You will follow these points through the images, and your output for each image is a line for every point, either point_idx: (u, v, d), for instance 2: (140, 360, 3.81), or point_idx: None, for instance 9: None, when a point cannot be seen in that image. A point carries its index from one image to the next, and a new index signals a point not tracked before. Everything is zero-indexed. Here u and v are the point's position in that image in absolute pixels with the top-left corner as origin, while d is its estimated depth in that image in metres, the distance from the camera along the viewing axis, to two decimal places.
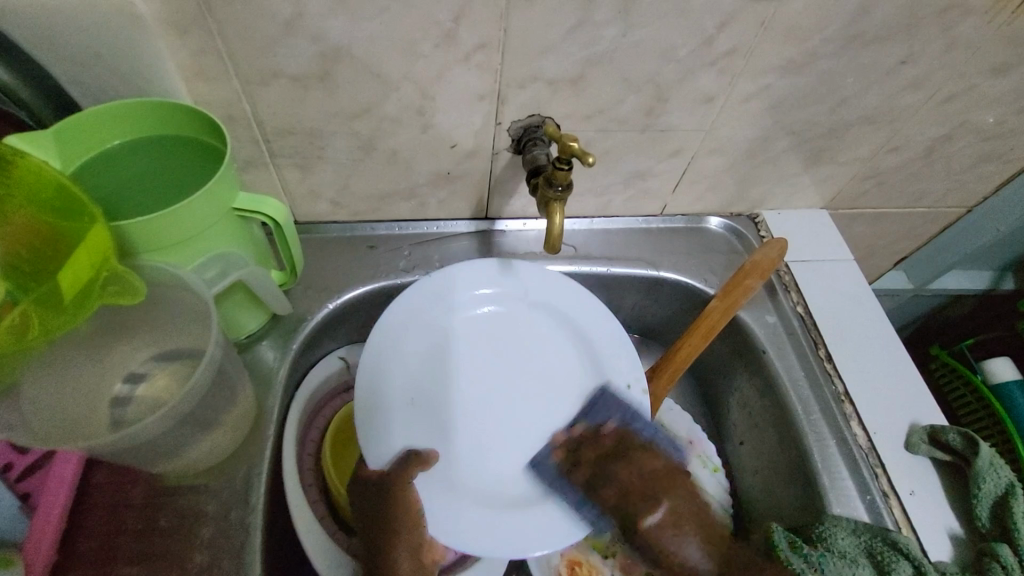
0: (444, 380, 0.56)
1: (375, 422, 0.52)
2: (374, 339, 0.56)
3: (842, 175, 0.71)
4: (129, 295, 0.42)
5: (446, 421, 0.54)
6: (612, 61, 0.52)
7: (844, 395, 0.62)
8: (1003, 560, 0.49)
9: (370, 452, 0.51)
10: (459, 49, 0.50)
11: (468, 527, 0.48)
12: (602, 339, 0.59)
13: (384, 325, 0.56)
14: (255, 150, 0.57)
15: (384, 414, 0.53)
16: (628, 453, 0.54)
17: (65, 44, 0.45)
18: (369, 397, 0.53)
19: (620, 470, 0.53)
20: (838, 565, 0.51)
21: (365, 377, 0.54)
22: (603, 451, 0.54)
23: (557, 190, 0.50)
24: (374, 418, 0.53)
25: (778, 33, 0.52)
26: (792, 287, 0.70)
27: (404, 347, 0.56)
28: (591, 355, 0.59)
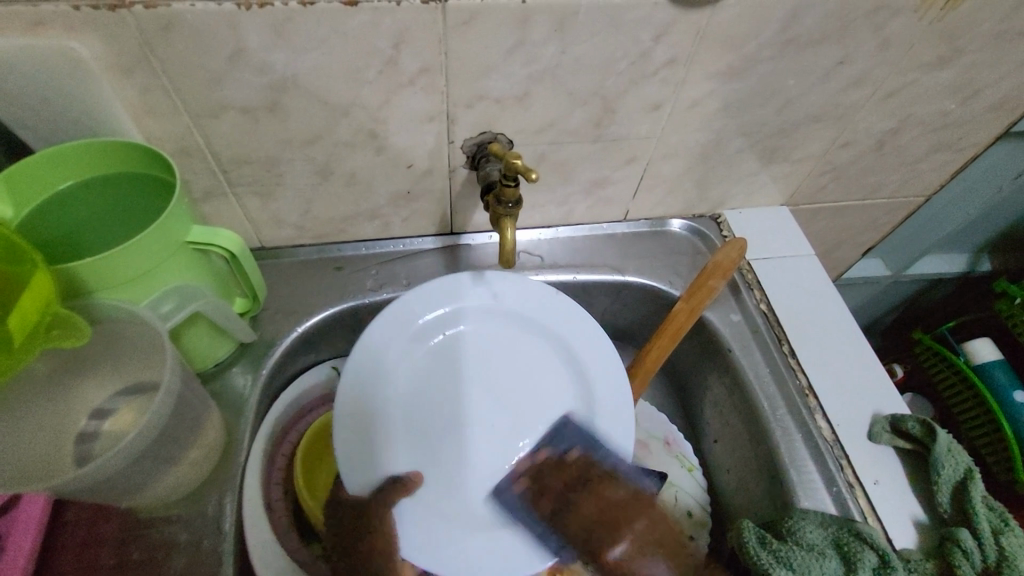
0: (430, 400, 0.56)
1: (360, 428, 0.53)
2: (370, 345, 0.57)
3: (797, 172, 0.73)
4: (72, 337, 0.42)
5: (435, 442, 0.54)
6: (555, 77, 0.53)
7: (809, 389, 0.63)
8: (963, 544, 0.50)
9: (346, 459, 0.52)
10: (403, 74, 0.51)
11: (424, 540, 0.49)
12: (596, 361, 0.59)
13: (382, 334, 0.58)
14: (213, 181, 0.58)
15: (370, 422, 0.54)
16: (594, 484, 0.52)
17: (12, 91, 0.45)
18: (358, 417, 0.54)
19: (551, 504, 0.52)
20: (805, 559, 0.51)
21: (358, 384, 0.55)
22: (556, 483, 0.53)
23: (507, 206, 0.51)
24: (360, 423, 0.54)
25: (715, 41, 0.53)
26: (755, 285, 0.71)
27: (391, 364, 0.57)
28: (577, 374, 0.59)
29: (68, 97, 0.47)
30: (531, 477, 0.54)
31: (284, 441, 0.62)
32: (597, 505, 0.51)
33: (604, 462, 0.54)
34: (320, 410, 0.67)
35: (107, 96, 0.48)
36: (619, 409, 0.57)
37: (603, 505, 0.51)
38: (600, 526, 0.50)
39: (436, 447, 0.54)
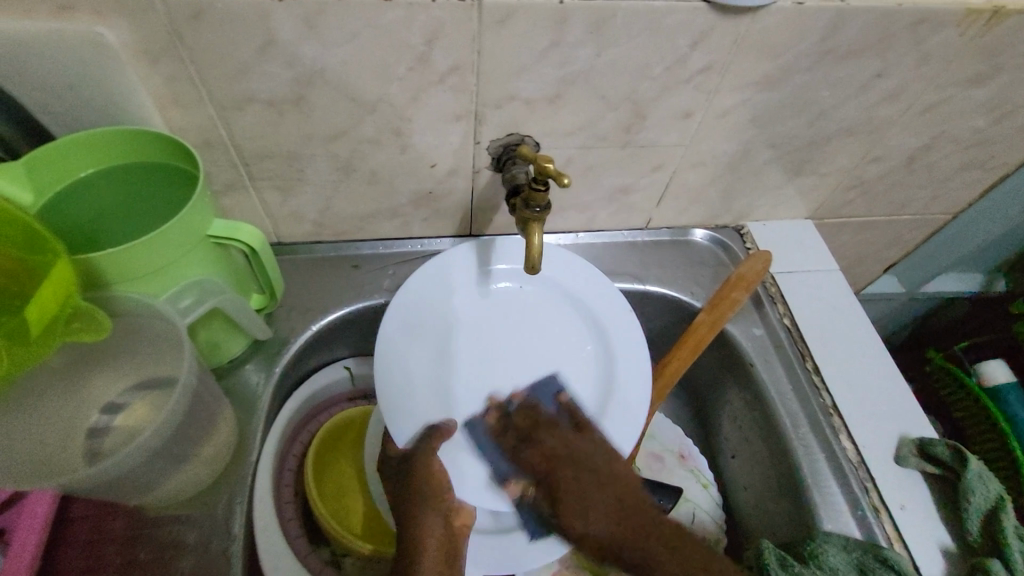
0: (458, 356, 0.58)
1: (395, 394, 0.55)
2: (391, 315, 0.57)
3: (825, 185, 0.71)
4: (93, 331, 0.41)
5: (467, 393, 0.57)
6: (587, 80, 0.52)
7: (833, 407, 0.61)
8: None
9: (393, 423, 0.54)
10: (433, 72, 0.50)
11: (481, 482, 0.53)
12: (610, 316, 0.61)
13: (401, 300, 0.57)
14: (235, 174, 0.57)
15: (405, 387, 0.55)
16: (574, 450, 0.48)
17: (37, 75, 0.44)
18: (391, 376, 0.55)
19: (551, 469, 0.48)
20: None
21: (384, 352, 0.55)
22: (535, 462, 0.49)
23: (535, 210, 0.50)
24: (394, 390, 0.55)
25: (752, 50, 0.52)
26: (778, 299, 0.69)
27: (419, 325, 0.58)
28: (594, 323, 0.61)
29: (92, 84, 0.46)
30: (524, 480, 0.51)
31: (294, 442, 0.62)
32: (583, 466, 0.47)
33: (627, 403, 0.58)
34: (331, 412, 0.66)
35: (133, 85, 0.47)
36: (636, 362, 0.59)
37: (569, 467, 0.47)
38: (567, 478, 0.47)
39: (466, 399, 0.57)
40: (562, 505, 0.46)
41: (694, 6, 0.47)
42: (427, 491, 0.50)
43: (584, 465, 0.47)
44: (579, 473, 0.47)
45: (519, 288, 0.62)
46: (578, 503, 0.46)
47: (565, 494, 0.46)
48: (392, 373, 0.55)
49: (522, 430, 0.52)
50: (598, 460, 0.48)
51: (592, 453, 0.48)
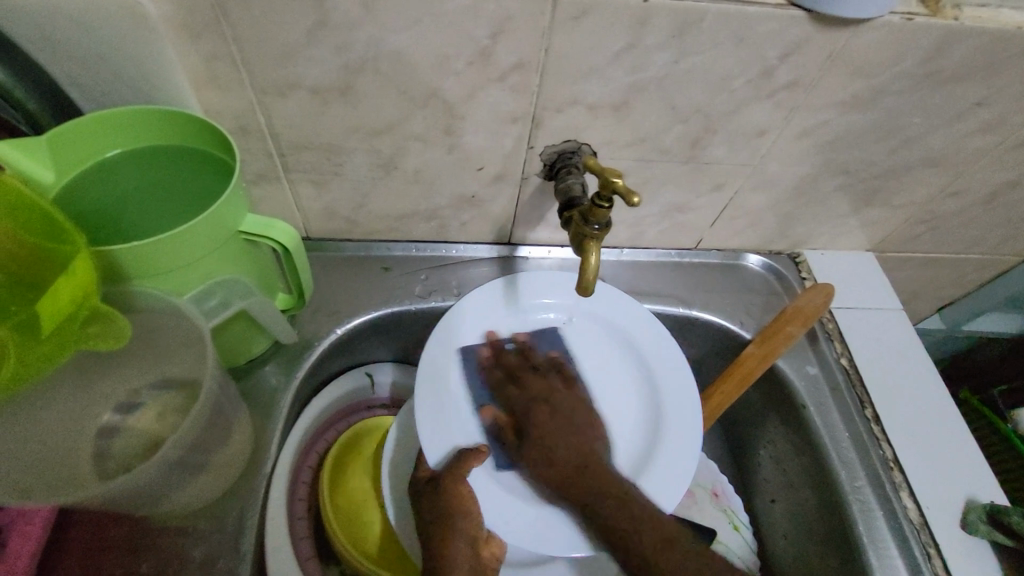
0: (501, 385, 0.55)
1: (433, 414, 0.52)
2: (437, 333, 0.55)
3: (894, 218, 0.66)
4: (110, 339, 0.37)
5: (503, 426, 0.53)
6: (659, 88, 0.48)
7: (893, 461, 0.57)
8: None
9: (428, 443, 0.51)
10: (494, 69, 0.46)
11: (511, 520, 0.50)
12: (660, 361, 0.57)
13: (449, 319, 0.56)
14: (268, 164, 0.53)
15: (443, 408, 0.52)
16: (557, 400, 0.55)
17: (66, 44, 0.41)
18: (429, 397, 0.52)
19: (540, 438, 0.53)
20: None
21: (427, 370, 0.53)
22: (514, 396, 0.55)
23: (594, 228, 0.45)
24: (433, 410, 0.52)
25: (844, 67, 0.47)
26: (835, 336, 0.64)
27: (462, 345, 0.56)
28: (643, 366, 0.57)
29: (126, 58, 0.42)
30: (498, 410, 0.54)
31: (311, 452, 0.58)
32: (561, 412, 0.55)
33: (671, 454, 0.53)
34: (352, 420, 0.63)
35: (170, 61, 0.43)
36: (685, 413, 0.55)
37: (547, 409, 0.55)
38: (552, 440, 0.53)
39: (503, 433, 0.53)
40: (567, 484, 0.51)
41: (791, 15, 0.43)
42: (461, 523, 0.49)
43: (558, 401, 0.55)
44: (557, 411, 0.55)
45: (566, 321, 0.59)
46: (576, 476, 0.51)
47: (550, 430, 0.54)
48: (430, 390, 0.52)
49: (516, 368, 0.56)
50: (572, 418, 0.55)
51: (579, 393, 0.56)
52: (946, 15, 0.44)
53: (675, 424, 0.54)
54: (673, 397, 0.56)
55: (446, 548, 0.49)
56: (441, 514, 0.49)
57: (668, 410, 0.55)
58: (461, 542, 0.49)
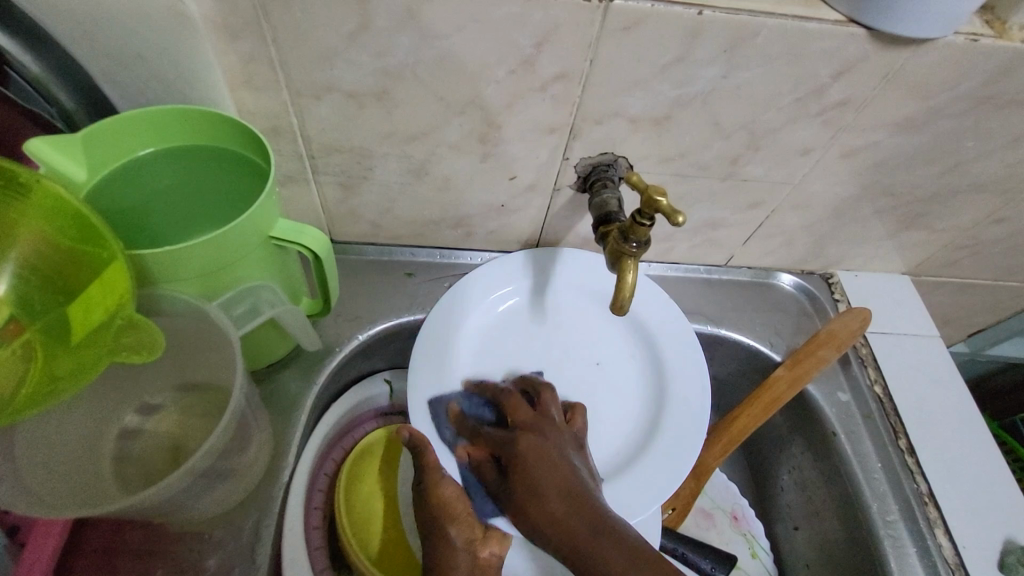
0: (504, 372, 0.55)
1: (433, 405, 0.52)
2: (432, 321, 0.55)
3: (933, 242, 0.64)
4: (142, 351, 0.36)
5: None
6: (704, 103, 0.46)
7: (928, 495, 0.55)
8: None
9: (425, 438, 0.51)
10: (536, 78, 0.44)
11: None
12: (663, 343, 0.58)
13: (442, 306, 0.55)
14: (298, 166, 0.52)
15: (443, 398, 0.52)
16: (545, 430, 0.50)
17: (103, 40, 0.40)
18: (431, 383, 0.53)
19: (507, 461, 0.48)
20: None
21: (426, 361, 0.53)
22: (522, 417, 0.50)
23: (632, 246, 0.44)
24: (433, 402, 0.52)
25: (899, 87, 0.45)
26: (869, 362, 0.62)
27: (461, 335, 0.55)
28: (647, 351, 0.58)
29: (162, 55, 0.41)
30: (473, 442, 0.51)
31: (327, 460, 0.57)
32: (543, 459, 0.47)
33: (677, 438, 0.54)
34: (367, 428, 0.61)
35: (206, 61, 0.42)
36: (688, 393, 0.56)
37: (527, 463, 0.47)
38: (526, 496, 0.46)
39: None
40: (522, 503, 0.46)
41: (850, 32, 0.41)
42: (455, 529, 0.47)
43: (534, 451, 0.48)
44: (545, 445, 0.48)
45: (571, 304, 0.59)
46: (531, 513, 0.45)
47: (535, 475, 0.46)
48: (434, 382, 0.52)
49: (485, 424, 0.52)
50: (558, 458, 0.47)
51: (533, 439, 0.48)
52: (1011, 37, 0.42)
53: (675, 418, 0.55)
54: (676, 380, 0.56)
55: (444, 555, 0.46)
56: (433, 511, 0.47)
57: (671, 393, 0.56)
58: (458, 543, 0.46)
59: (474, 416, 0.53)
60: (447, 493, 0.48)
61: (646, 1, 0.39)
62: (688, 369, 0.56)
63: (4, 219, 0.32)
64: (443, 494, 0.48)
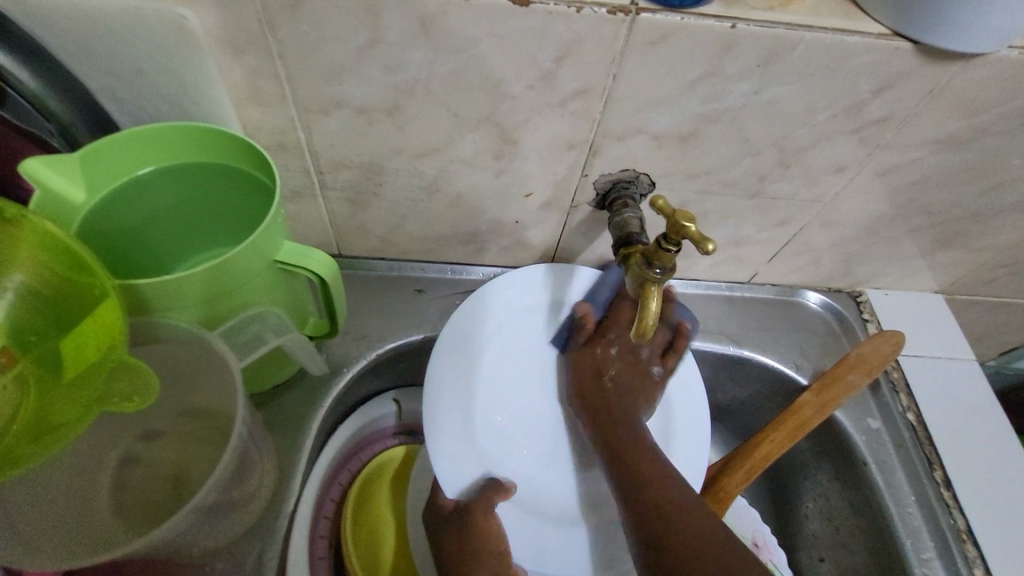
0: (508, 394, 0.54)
1: (444, 431, 0.49)
2: (445, 337, 0.51)
3: (971, 261, 0.61)
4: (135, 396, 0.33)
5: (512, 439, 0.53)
6: (733, 119, 0.44)
7: (965, 532, 0.52)
8: None
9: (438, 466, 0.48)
10: (555, 94, 0.42)
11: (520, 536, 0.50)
12: (669, 368, 0.56)
13: (456, 321, 0.52)
14: (305, 181, 0.50)
15: (455, 423, 0.50)
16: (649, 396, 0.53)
17: (102, 52, 0.38)
18: (444, 409, 0.50)
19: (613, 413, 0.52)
20: None
21: (437, 381, 0.50)
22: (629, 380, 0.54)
23: (656, 272, 0.41)
24: (445, 427, 0.49)
25: (944, 103, 0.42)
26: (901, 387, 0.59)
27: (474, 351, 0.52)
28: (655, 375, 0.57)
29: (164, 69, 0.39)
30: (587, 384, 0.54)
31: (333, 484, 0.55)
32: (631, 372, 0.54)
33: (682, 465, 0.54)
34: (375, 449, 0.60)
35: (211, 76, 0.40)
36: (694, 419, 0.55)
37: (630, 365, 0.54)
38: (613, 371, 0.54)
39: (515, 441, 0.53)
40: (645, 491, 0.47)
41: (894, 45, 0.38)
42: (484, 563, 0.47)
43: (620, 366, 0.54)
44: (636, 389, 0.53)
45: None
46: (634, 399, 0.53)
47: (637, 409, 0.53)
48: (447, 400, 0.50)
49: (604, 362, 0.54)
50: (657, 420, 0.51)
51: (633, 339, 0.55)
52: None
53: (679, 444, 0.54)
54: (681, 406, 0.56)
55: None
56: (465, 549, 0.47)
57: (676, 419, 0.55)
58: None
59: (485, 442, 0.51)
60: (481, 532, 0.47)
61: (676, 14, 0.37)
62: (694, 396, 0.56)
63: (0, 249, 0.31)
64: (484, 532, 0.47)
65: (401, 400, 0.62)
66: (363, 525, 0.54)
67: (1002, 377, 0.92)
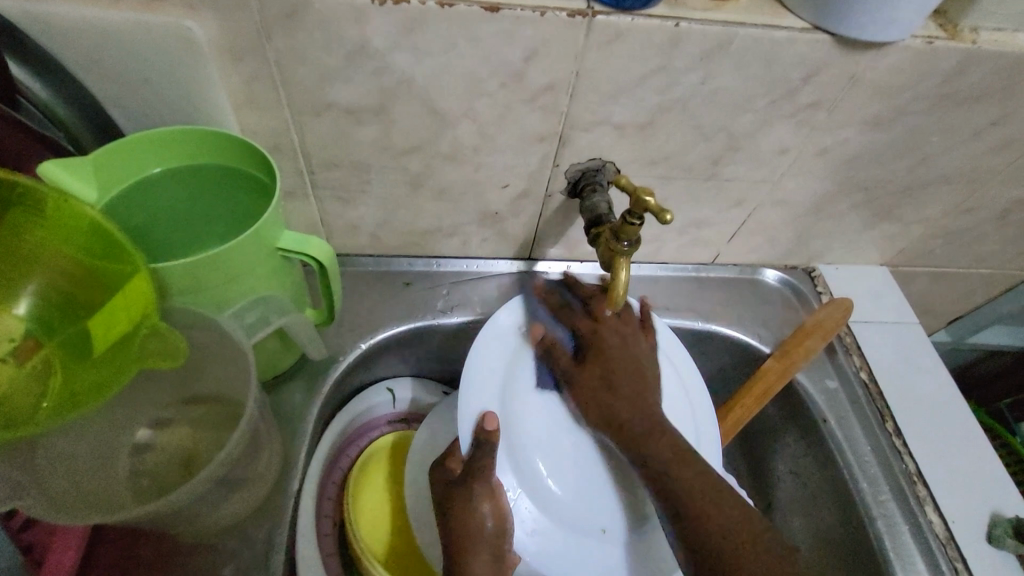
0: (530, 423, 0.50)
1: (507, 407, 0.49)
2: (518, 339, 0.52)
3: (907, 234, 0.67)
4: (167, 357, 0.38)
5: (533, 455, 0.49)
6: (685, 108, 0.49)
7: (916, 474, 0.57)
8: None
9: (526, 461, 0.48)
10: (526, 90, 0.47)
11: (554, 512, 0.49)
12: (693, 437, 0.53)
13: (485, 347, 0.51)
14: (298, 181, 0.53)
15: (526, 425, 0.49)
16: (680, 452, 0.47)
17: (110, 63, 0.42)
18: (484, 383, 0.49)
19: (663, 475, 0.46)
20: None
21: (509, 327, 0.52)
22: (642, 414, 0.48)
23: (624, 245, 0.46)
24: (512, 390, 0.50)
25: (864, 87, 0.49)
26: (853, 350, 0.65)
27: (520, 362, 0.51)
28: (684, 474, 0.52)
29: (168, 77, 0.43)
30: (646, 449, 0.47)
31: (335, 468, 0.58)
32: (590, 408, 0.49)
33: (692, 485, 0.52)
34: (372, 436, 0.62)
35: (213, 84, 0.44)
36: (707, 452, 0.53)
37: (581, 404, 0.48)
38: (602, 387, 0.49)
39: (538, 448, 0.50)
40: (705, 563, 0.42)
41: (815, 38, 0.44)
42: (489, 542, 0.44)
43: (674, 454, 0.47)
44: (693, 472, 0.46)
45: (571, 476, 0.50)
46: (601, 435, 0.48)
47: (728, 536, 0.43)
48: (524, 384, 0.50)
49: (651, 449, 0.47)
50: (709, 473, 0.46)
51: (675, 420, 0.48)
52: (964, 39, 0.46)
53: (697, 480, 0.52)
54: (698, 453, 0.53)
55: (468, 517, 0.44)
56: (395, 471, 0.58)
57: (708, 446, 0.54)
58: (484, 557, 0.44)
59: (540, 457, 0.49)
60: (485, 508, 0.45)
61: (626, 16, 0.42)
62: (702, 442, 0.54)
63: (38, 244, 0.35)
64: (493, 505, 0.45)
65: (395, 389, 0.65)
66: (363, 495, 0.57)
67: (951, 347, 0.98)
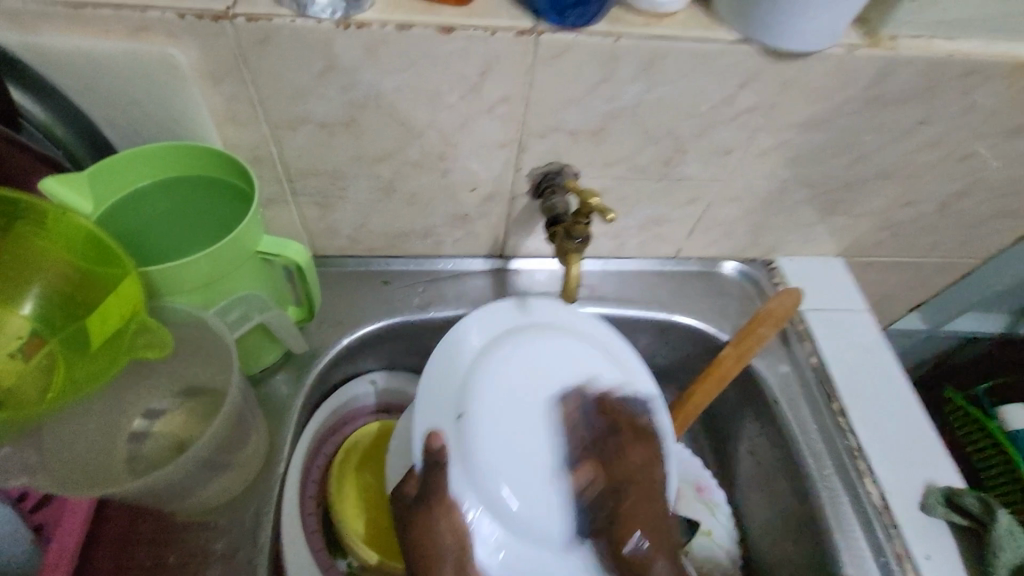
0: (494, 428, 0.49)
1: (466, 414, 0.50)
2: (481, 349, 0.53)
3: (856, 226, 0.71)
4: (155, 348, 0.42)
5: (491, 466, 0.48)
6: (632, 115, 0.53)
7: (858, 449, 0.61)
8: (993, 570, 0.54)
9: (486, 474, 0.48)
10: (483, 102, 0.51)
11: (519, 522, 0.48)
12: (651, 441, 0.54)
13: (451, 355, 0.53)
14: (278, 189, 0.58)
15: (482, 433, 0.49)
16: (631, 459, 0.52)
17: (102, 86, 0.46)
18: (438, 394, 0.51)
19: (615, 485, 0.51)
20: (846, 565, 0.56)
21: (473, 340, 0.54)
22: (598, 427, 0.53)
23: (577, 243, 0.53)
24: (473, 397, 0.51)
25: (796, 92, 0.53)
26: (805, 336, 0.69)
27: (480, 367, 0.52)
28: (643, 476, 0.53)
29: (156, 98, 0.48)
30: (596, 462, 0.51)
31: (320, 453, 0.62)
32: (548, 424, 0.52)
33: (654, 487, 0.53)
34: (354, 425, 0.66)
35: (196, 102, 0.48)
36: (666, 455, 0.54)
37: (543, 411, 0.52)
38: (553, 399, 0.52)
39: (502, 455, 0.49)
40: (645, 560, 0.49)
41: (746, 49, 0.49)
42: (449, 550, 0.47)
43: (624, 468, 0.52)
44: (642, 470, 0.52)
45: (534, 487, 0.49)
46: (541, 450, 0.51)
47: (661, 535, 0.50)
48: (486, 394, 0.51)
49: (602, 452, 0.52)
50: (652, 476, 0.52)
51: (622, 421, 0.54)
52: (884, 46, 0.50)
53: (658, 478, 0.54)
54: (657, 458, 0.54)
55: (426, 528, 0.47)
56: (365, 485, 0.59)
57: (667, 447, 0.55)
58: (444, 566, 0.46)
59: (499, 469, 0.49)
60: (442, 524, 0.47)
61: (570, 33, 0.46)
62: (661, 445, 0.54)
63: (40, 253, 0.40)
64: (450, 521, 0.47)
65: (377, 380, 0.69)
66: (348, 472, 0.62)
67: (919, 334, 1.02)
